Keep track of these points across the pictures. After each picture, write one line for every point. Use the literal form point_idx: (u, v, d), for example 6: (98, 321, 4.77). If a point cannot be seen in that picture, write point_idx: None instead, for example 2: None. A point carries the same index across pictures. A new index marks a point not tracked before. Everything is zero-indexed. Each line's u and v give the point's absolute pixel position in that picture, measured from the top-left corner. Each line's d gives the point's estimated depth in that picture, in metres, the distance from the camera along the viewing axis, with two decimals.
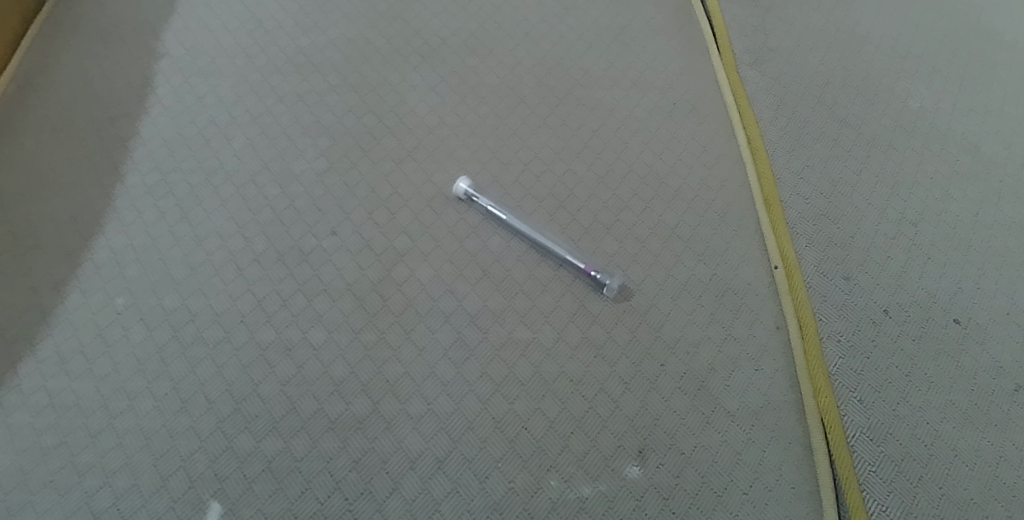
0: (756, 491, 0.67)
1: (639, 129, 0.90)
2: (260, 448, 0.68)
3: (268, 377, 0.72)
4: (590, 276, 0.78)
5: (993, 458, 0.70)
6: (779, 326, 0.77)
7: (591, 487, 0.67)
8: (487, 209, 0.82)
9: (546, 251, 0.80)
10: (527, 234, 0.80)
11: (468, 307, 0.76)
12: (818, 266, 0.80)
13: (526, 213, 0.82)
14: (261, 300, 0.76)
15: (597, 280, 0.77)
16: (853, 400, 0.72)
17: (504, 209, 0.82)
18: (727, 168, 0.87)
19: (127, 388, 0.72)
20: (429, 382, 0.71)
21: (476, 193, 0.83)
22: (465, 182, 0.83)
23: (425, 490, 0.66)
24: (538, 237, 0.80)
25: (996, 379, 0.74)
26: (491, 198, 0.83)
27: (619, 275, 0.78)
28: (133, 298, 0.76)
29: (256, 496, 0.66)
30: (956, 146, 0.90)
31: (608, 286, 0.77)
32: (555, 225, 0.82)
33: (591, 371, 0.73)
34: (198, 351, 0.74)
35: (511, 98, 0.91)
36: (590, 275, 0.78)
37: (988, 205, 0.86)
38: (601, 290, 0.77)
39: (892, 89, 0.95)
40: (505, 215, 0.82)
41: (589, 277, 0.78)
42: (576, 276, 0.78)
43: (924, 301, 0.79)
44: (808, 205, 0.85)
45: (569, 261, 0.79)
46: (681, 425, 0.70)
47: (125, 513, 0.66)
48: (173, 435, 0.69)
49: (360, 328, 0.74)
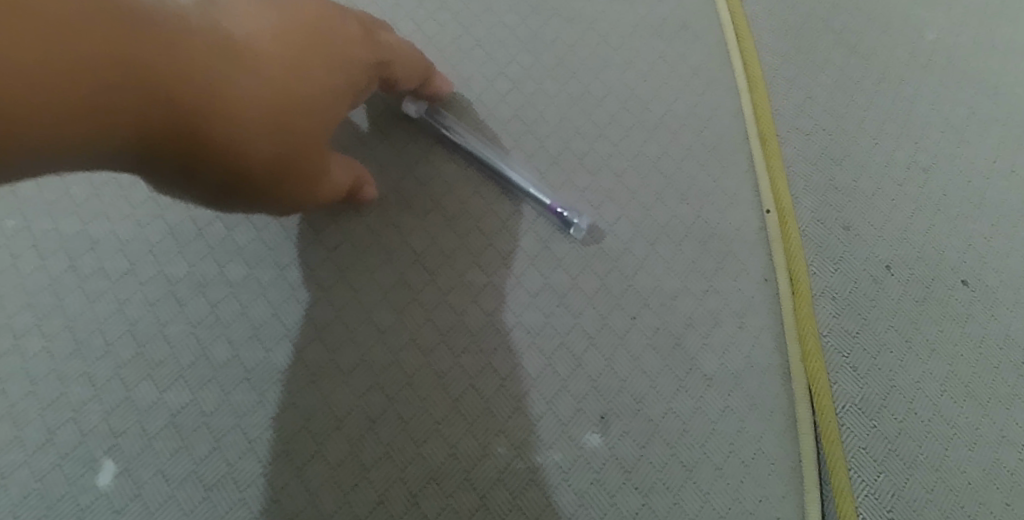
0: (730, 467, 0.59)
1: (622, 46, 0.78)
2: (164, 399, 0.59)
3: (177, 317, 0.62)
4: (556, 213, 0.67)
5: (995, 438, 0.62)
6: (767, 279, 0.67)
7: (545, 456, 0.58)
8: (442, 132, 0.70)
9: (510, 185, 0.68)
10: (489, 162, 0.69)
11: (414, 244, 0.66)
12: (815, 213, 0.71)
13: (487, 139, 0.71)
14: (173, 227, 0.65)
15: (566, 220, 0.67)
16: (844, 367, 0.64)
17: (462, 132, 0.70)
18: (720, 96, 0.76)
19: (12, 326, 0.62)
20: (365, 328, 0.62)
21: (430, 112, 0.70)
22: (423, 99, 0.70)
23: (353, 454, 0.57)
24: (501, 166, 0.69)
25: (1004, 350, 0.66)
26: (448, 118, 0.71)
27: (590, 216, 0.68)
28: (25, 221, 0.66)
29: (156, 455, 0.57)
30: (975, 84, 0.79)
31: (576, 226, 0.66)
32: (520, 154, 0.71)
33: (552, 322, 0.63)
34: (98, 284, 0.63)
35: (476, 3, 0.79)
36: (556, 212, 0.67)
37: (1005, 153, 0.76)
38: (567, 229, 0.67)
39: (909, 16, 0.83)
40: (464, 140, 0.70)
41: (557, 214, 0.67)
42: (542, 215, 0.68)
43: (930, 259, 0.70)
44: (809, 142, 0.75)
45: (535, 197, 0.68)
46: (651, 389, 0.62)
47: (4, 472, 0.57)
48: (63, 381, 0.60)
49: (287, 264, 0.64)
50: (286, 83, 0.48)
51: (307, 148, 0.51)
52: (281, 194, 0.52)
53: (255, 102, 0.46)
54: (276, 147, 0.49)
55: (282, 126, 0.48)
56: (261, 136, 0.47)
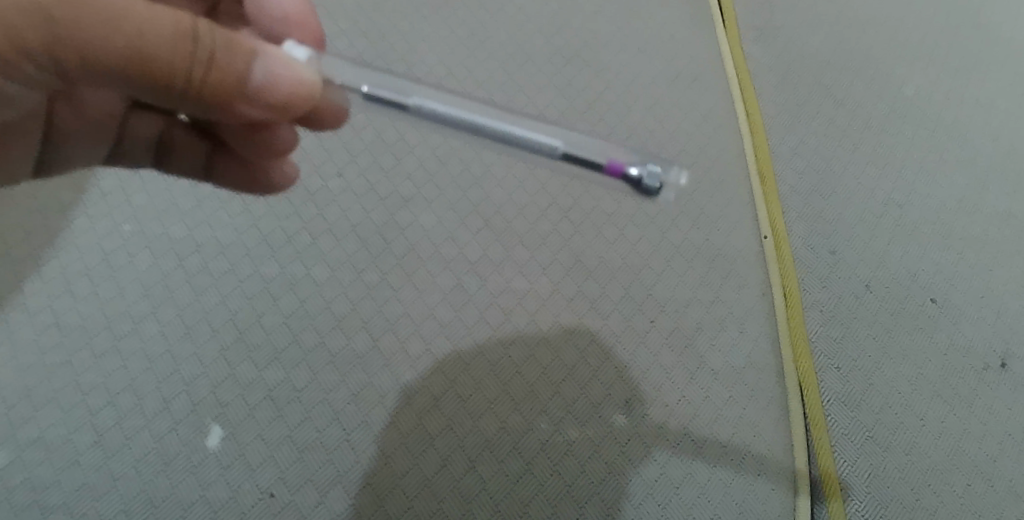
0: (734, 445, 0.71)
1: (643, 94, 0.92)
2: (262, 376, 0.71)
3: (272, 309, 0.74)
4: (623, 173, 0.50)
5: (957, 430, 0.73)
6: (765, 293, 0.79)
7: (580, 432, 0.70)
8: (369, 93, 0.52)
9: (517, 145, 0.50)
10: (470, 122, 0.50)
11: (468, 255, 0.78)
12: (805, 239, 0.84)
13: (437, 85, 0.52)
14: (267, 235, 0.78)
15: (657, 188, 0.51)
16: (830, 367, 0.76)
17: (404, 87, 0.52)
18: (726, 138, 0.89)
19: (132, 313, 0.74)
20: (428, 324, 0.74)
21: (353, 71, 0.52)
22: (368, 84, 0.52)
23: (420, 426, 0.69)
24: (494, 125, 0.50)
25: (966, 357, 0.78)
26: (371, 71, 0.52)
27: (675, 166, 0.52)
28: (139, 226, 0.78)
29: (256, 422, 0.68)
30: (946, 134, 0.93)
31: (653, 176, 0.50)
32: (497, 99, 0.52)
33: (584, 323, 0.75)
34: (203, 281, 0.76)
35: (519, 55, 0.93)
36: (624, 173, 0.50)
37: (971, 193, 0.89)
38: (642, 187, 0.51)
39: (889, 74, 0.97)
40: (412, 100, 0.51)
41: (623, 176, 0.51)
42: (608, 183, 0.53)
43: (904, 280, 0.82)
44: (800, 179, 0.88)
45: (576, 157, 0.50)
46: (668, 380, 0.73)
47: (129, 433, 0.68)
48: (176, 360, 0.72)
49: (363, 268, 0.76)
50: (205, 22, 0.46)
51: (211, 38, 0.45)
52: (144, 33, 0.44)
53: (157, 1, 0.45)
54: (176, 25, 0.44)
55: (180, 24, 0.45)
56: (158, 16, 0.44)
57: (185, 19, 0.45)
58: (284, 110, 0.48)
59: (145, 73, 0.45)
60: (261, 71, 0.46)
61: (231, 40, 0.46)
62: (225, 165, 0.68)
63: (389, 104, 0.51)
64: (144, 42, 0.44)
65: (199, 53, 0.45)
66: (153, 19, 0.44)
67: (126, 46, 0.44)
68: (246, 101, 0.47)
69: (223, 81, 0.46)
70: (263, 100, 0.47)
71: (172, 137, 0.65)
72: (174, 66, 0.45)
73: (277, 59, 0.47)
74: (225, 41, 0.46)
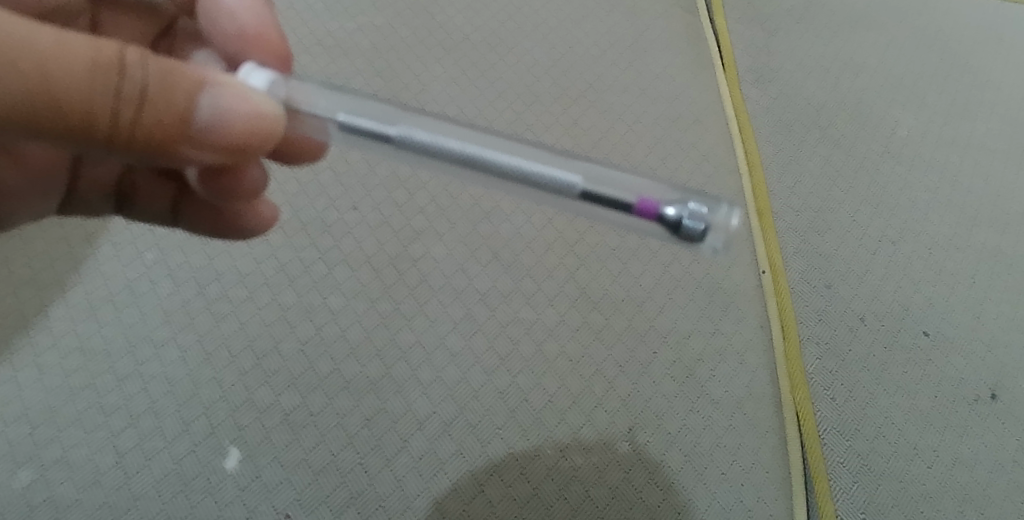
0: (734, 472, 0.73)
1: (646, 134, 0.96)
2: (279, 401, 0.73)
3: (289, 336, 0.77)
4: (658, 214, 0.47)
5: (950, 459, 0.76)
6: (763, 326, 0.82)
7: (585, 458, 0.72)
8: (345, 122, 0.50)
9: (510, 176, 0.47)
10: (454, 152, 0.47)
11: (478, 286, 0.81)
12: (802, 274, 0.87)
13: (424, 116, 0.50)
14: (284, 265, 0.81)
15: (700, 232, 0.47)
16: (826, 398, 0.79)
17: (387, 117, 0.50)
18: (725, 176, 0.93)
19: (154, 338, 0.77)
20: (439, 352, 0.77)
21: (330, 102, 0.52)
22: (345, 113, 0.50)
23: (431, 450, 0.71)
24: (482, 156, 0.47)
25: (958, 389, 0.80)
26: (354, 102, 0.51)
27: (724, 206, 0.48)
28: (161, 254, 0.82)
29: (273, 445, 0.71)
30: (937, 174, 0.97)
31: (696, 219, 0.47)
32: (488, 132, 0.50)
33: (589, 353, 0.78)
34: (223, 308, 0.79)
35: (527, 95, 0.97)
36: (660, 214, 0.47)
37: (961, 231, 0.92)
38: (684, 231, 0.47)
39: (882, 116, 1.01)
40: (396, 129, 0.49)
41: (659, 217, 0.47)
42: (645, 228, 0.49)
43: (898, 314, 0.85)
44: (797, 216, 0.92)
45: (596, 194, 0.47)
46: (669, 408, 0.76)
47: (149, 454, 0.71)
48: (196, 384, 0.74)
49: (377, 298, 0.80)
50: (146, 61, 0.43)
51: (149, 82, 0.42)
52: (76, 91, 0.40)
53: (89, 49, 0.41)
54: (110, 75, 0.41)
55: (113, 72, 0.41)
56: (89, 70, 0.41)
57: (108, 51, 0.41)
58: (240, 146, 0.46)
59: (61, 116, 0.41)
60: (210, 109, 0.44)
61: (173, 78, 0.43)
62: (193, 208, 0.69)
63: (369, 135, 0.49)
64: (53, 81, 0.39)
65: (129, 90, 0.42)
66: (68, 53, 0.40)
67: (31, 84, 0.39)
68: (192, 143, 0.45)
69: (161, 120, 0.43)
70: (211, 141, 0.45)
71: (133, 180, 0.67)
72: (98, 108, 0.41)
73: (226, 93, 0.45)
74: (161, 74, 0.43)
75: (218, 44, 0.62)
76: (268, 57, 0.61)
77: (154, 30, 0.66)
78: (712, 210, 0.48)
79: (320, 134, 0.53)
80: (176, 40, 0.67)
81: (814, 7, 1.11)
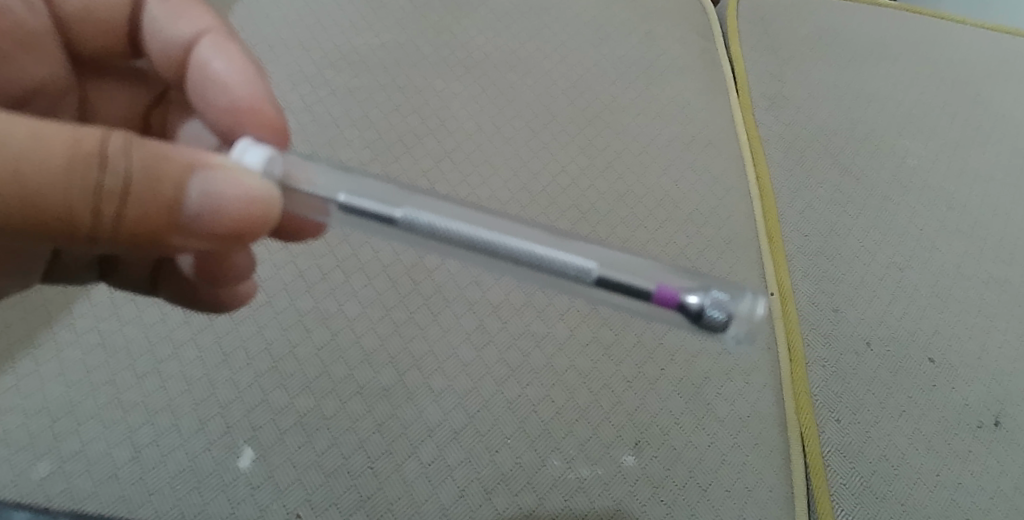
0: (737, 489, 0.74)
1: (660, 156, 0.98)
2: (293, 403, 0.75)
3: (305, 340, 0.79)
4: (679, 302, 0.50)
5: (952, 484, 0.77)
6: (770, 347, 0.84)
7: (590, 470, 0.74)
8: (344, 201, 0.53)
9: (515, 258, 0.50)
10: (460, 233, 0.50)
11: (490, 298, 0.83)
12: (810, 297, 0.88)
13: (427, 198, 0.53)
14: (303, 271, 0.83)
15: (723, 322, 0.50)
16: (831, 420, 0.80)
17: (387, 198, 0.53)
18: (736, 200, 0.95)
19: (174, 338, 0.79)
20: (451, 362, 0.79)
21: (327, 180, 0.54)
22: (344, 193, 0.53)
23: (440, 456, 0.73)
24: (488, 237, 0.50)
25: (961, 415, 0.81)
26: (352, 182, 0.54)
27: (746, 297, 0.51)
28: None
29: (287, 446, 0.73)
30: (946, 203, 0.98)
31: (718, 310, 0.50)
32: (490, 213, 0.52)
33: (599, 367, 0.80)
34: (242, 311, 0.81)
35: (544, 114, 1.00)
36: (683, 303, 0.50)
37: (969, 260, 0.94)
38: (708, 321, 0.50)
39: (893, 145, 1.03)
40: (400, 211, 0.51)
41: (679, 305, 0.50)
42: (667, 316, 0.52)
43: (904, 339, 0.86)
44: (806, 241, 0.93)
45: (610, 280, 0.50)
46: (675, 425, 0.77)
47: (165, 450, 0.72)
48: (213, 384, 0.76)
49: (392, 306, 0.82)
50: (126, 147, 0.45)
51: (128, 171, 0.45)
52: (54, 184, 0.44)
53: (67, 141, 0.44)
54: (87, 168, 0.44)
55: (90, 164, 0.45)
56: (66, 164, 0.44)
57: (85, 141, 0.44)
58: (227, 230, 0.49)
59: (49, 213, 0.45)
60: (195, 197, 0.47)
61: (155, 168, 0.46)
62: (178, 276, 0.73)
63: (371, 216, 0.52)
64: (30, 179, 0.43)
65: (110, 181, 0.45)
66: (45, 149, 0.44)
67: (12, 186, 0.43)
68: (183, 230, 0.48)
69: (145, 210, 0.46)
70: (198, 227, 0.48)
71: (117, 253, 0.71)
72: (79, 202, 0.45)
73: (211, 179, 0.48)
74: (143, 162, 0.46)
75: (212, 116, 0.64)
76: (262, 130, 0.63)
77: (143, 102, 0.72)
78: (733, 300, 0.51)
79: (315, 212, 0.55)
80: (167, 110, 0.72)
81: (829, 37, 1.14)
